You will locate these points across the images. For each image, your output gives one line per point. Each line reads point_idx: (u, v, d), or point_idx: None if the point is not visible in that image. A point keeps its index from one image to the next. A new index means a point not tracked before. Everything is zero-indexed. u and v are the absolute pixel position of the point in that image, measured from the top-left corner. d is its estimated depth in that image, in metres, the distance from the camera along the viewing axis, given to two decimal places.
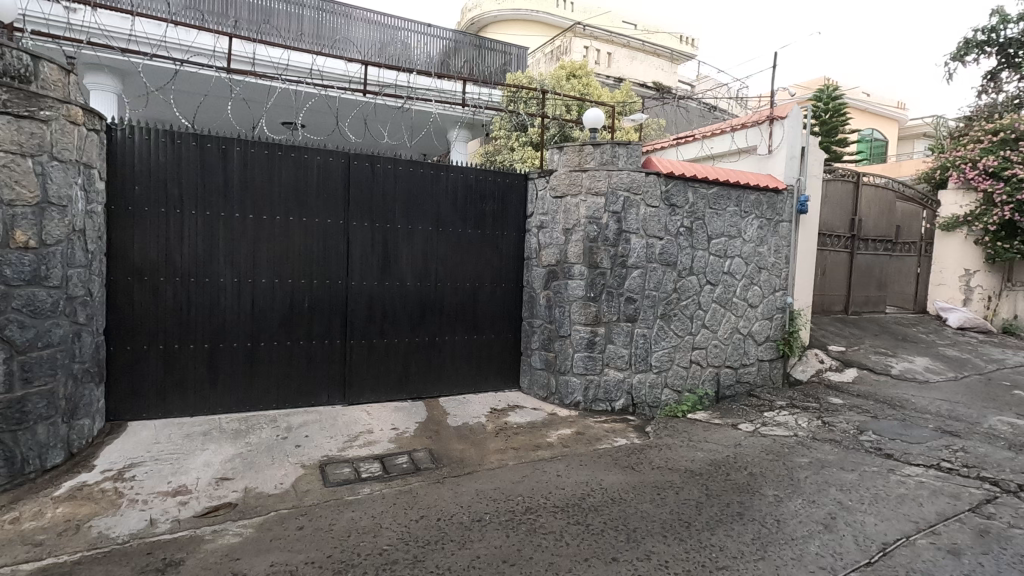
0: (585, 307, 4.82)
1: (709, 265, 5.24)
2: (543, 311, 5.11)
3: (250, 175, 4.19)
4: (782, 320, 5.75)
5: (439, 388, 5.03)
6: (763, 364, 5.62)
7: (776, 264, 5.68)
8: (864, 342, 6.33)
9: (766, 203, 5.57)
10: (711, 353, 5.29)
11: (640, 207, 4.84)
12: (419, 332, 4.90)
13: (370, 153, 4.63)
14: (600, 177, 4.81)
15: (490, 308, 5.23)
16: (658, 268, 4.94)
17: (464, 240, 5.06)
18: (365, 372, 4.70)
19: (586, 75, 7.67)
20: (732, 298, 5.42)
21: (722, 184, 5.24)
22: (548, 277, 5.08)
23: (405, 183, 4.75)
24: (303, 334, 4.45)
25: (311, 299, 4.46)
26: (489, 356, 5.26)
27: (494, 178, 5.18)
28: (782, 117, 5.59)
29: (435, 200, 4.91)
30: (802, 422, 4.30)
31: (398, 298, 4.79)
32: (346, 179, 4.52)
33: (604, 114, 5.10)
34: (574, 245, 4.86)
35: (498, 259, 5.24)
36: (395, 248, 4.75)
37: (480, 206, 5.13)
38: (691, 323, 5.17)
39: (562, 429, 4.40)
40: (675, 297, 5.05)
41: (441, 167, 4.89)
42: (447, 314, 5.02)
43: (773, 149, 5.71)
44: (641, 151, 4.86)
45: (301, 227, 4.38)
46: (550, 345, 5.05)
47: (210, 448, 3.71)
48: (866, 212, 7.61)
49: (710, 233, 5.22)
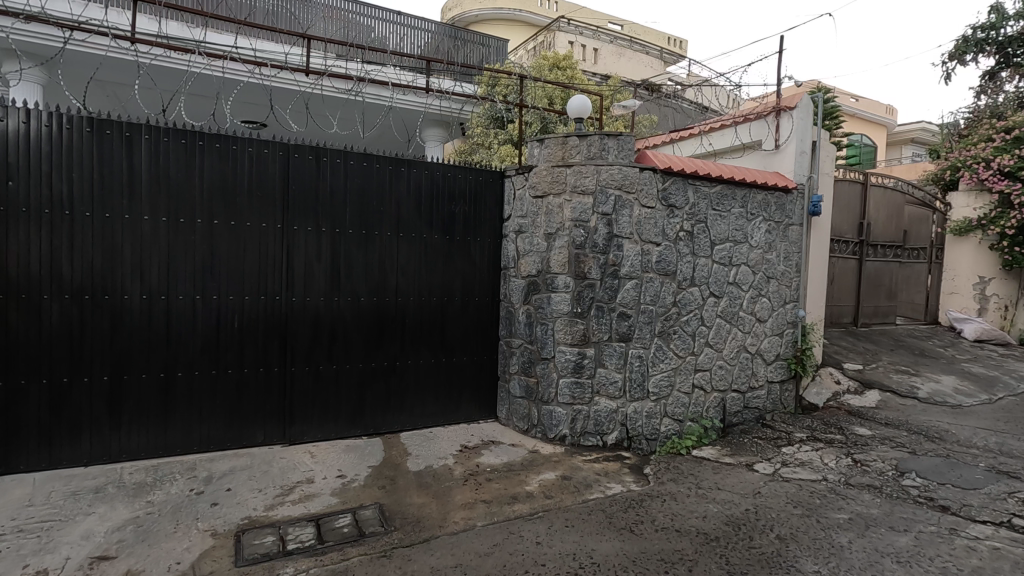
0: (571, 325, 4.12)
1: (712, 274, 4.58)
2: (523, 329, 4.40)
3: (161, 169, 3.44)
4: (794, 336, 5.12)
5: (400, 420, 4.29)
6: (773, 387, 4.97)
7: (786, 273, 5.05)
8: (881, 358, 5.69)
9: (775, 204, 4.94)
10: (715, 376, 4.62)
11: (635, 207, 4.17)
12: (376, 356, 4.16)
13: (314, 144, 3.91)
14: (587, 174, 4.13)
15: (461, 325, 4.50)
16: (655, 278, 4.27)
17: (430, 247, 4.34)
18: (311, 405, 3.95)
19: (573, 68, 7.04)
20: (739, 312, 4.77)
21: (727, 182, 4.60)
22: (528, 290, 4.38)
23: (358, 181, 4.03)
24: (233, 361, 3.69)
25: (241, 319, 3.70)
26: (461, 382, 4.53)
27: (464, 175, 4.48)
28: (791, 107, 4.97)
29: (395, 202, 4.18)
30: (829, 460, 3.62)
31: (350, 317, 4.04)
32: (286, 176, 3.80)
33: (592, 101, 4.43)
34: (558, 253, 4.17)
35: (471, 268, 4.53)
36: (347, 257, 4.01)
37: (448, 208, 4.42)
38: (693, 341, 4.49)
39: (544, 473, 3.68)
40: (674, 312, 4.37)
41: (402, 162, 4.19)
42: (410, 334, 4.28)
43: (781, 143, 5.10)
44: (635, 144, 4.21)
45: (229, 233, 3.64)
46: (531, 369, 4.34)
47: (98, 512, 2.92)
48: (874, 215, 7.03)
49: (713, 237, 4.57)
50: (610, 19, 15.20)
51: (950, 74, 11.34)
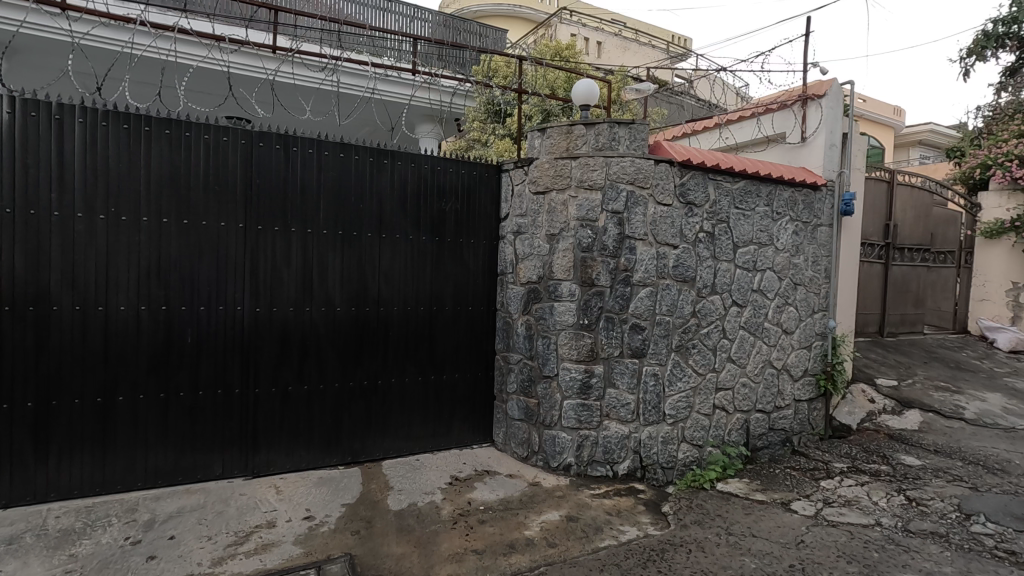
0: (577, 340, 3.62)
1: (735, 281, 4.08)
2: (522, 342, 3.89)
3: (98, 158, 2.95)
4: (824, 349, 4.61)
5: (382, 446, 3.78)
6: (800, 406, 4.47)
7: (814, 278, 4.55)
8: (917, 373, 5.18)
9: (802, 202, 4.44)
10: (738, 395, 4.13)
11: (649, 204, 3.67)
12: (355, 374, 3.65)
13: (283, 131, 3.41)
14: (594, 166, 3.63)
15: (452, 338, 3.99)
16: (672, 285, 3.76)
17: (417, 250, 3.83)
18: (280, 431, 3.44)
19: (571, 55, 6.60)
20: (763, 322, 4.27)
21: (751, 177, 4.10)
22: (527, 298, 3.87)
23: (334, 175, 3.53)
24: (186, 382, 3.18)
25: (195, 333, 3.19)
26: (451, 401, 4.02)
27: (455, 169, 3.98)
28: (820, 96, 4.50)
29: (377, 199, 3.68)
30: (878, 499, 3.11)
31: (324, 330, 3.53)
32: (251, 168, 3.30)
33: (599, 86, 3.94)
34: (561, 257, 3.67)
35: (464, 273, 4.03)
36: (321, 261, 3.50)
37: (438, 205, 3.91)
38: (713, 356, 3.99)
39: (547, 512, 3.16)
40: (693, 324, 3.87)
41: (384, 153, 3.69)
42: (393, 348, 3.77)
43: (808, 136, 4.62)
44: (648, 133, 3.72)
45: (180, 233, 3.14)
46: (532, 389, 3.83)
47: (5, 570, 2.39)
48: (901, 216, 6.52)
49: (736, 239, 4.07)
50: (612, 13, 14.74)
51: (968, 70, 10.82)
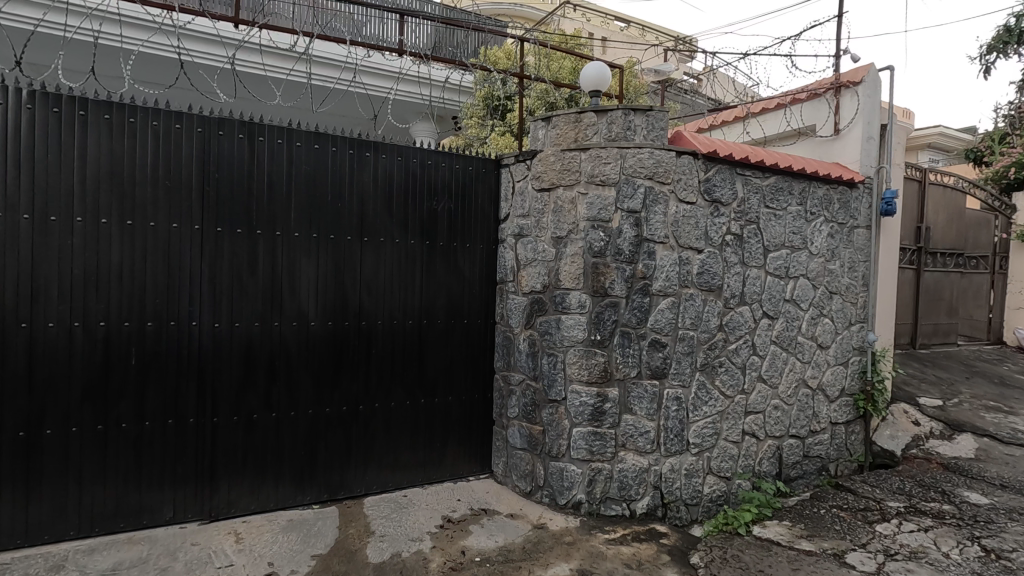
0: (587, 358, 3.15)
1: (766, 289, 3.61)
2: (525, 361, 3.40)
3: (20, 146, 2.48)
4: (862, 365, 4.13)
5: (363, 480, 3.29)
6: (837, 430, 4.00)
7: (851, 286, 4.07)
8: (961, 390, 4.69)
9: (838, 201, 3.96)
10: (770, 420, 3.65)
11: (670, 202, 3.20)
12: (332, 398, 3.17)
13: (248, 119, 2.94)
14: (608, 159, 3.16)
15: (446, 357, 3.52)
16: (696, 295, 3.29)
17: (405, 255, 3.36)
18: (244, 467, 2.96)
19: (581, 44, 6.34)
20: (796, 336, 3.79)
21: (782, 172, 3.64)
22: (531, 310, 3.39)
23: (308, 169, 3.06)
24: (130, 411, 2.71)
25: (141, 353, 2.72)
26: (444, 427, 3.53)
27: (448, 165, 3.51)
28: (855, 83, 4.06)
29: (358, 197, 3.21)
30: (949, 550, 2.63)
31: (297, 350, 3.06)
32: (209, 161, 2.84)
33: (611, 71, 3.48)
34: (569, 263, 3.19)
35: (458, 282, 3.55)
36: (292, 268, 3.03)
37: (429, 205, 3.44)
38: (742, 376, 3.51)
39: (555, 564, 2.68)
40: (720, 339, 3.40)
41: (366, 146, 3.22)
42: (377, 367, 3.29)
43: (842, 128, 4.16)
44: (667, 122, 3.27)
45: (123, 236, 2.67)
46: (536, 414, 3.35)
47: None
48: (933, 218, 6.04)
49: (767, 242, 3.60)
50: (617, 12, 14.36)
51: (990, 67, 10.32)
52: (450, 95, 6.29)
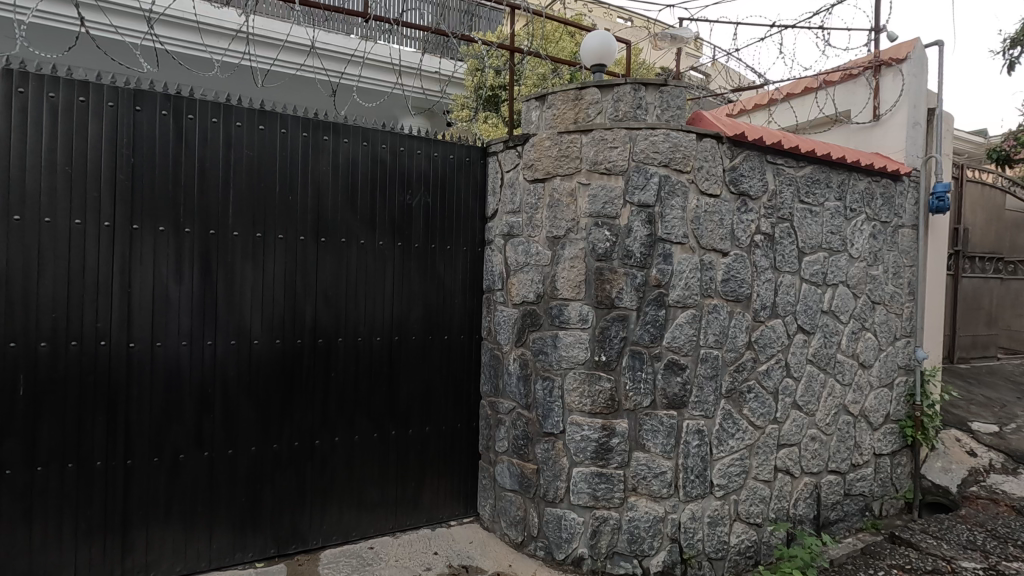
0: (590, 385, 2.60)
1: (801, 299, 3.05)
2: (516, 386, 2.85)
3: None
4: (909, 387, 3.57)
5: (321, 529, 2.73)
6: (881, 463, 3.44)
7: (896, 295, 3.51)
8: (1017, 413, 4.12)
9: (881, 195, 3.40)
10: (807, 454, 3.09)
11: (689, 195, 2.66)
12: (282, 431, 2.62)
13: (174, 91, 2.39)
14: (614, 142, 2.61)
15: (422, 380, 2.97)
16: (721, 306, 2.74)
17: (372, 259, 2.81)
18: (169, 519, 2.40)
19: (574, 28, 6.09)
20: (836, 354, 3.23)
21: (819, 160, 3.09)
22: (523, 324, 2.83)
23: (250, 156, 2.53)
24: (18, 454, 2.16)
25: (31, 380, 2.16)
26: (419, 462, 2.98)
27: (424, 152, 2.97)
28: (898, 61, 3.54)
29: (314, 189, 2.67)
30: None
31: (236, 374, 2.52)
32: (123, 143, 2.29)
33: (617, 40, 2.95)
34: (568, 269, 2.64)
35: (437, 291, 3.01)
36: (232, 275, 2.49)
37: (401, 199, 2.89)
38: (775, 404, 2.95)
39: None
40: (749, 359, 2.85)
41: (324, 128, 2.68)
42: (338, 393, 2.74)
43: (882, 113, 3.63)
44: (684, 99, 2.73)
45: (6, 234, 2.12)
46: (528, 450, 2.80)
47: None
48: (970, 218, 5.46)
49: (802, 243, 3.05)
50: None
51: (1014, 62, 9.76)
52: (428, 85, 5.84)
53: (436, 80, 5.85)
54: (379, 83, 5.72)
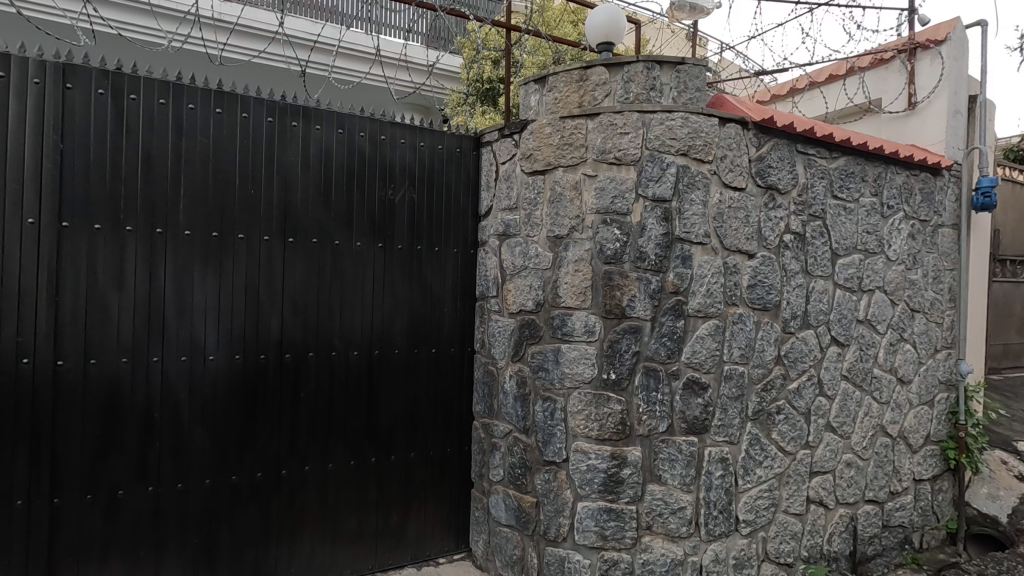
0: (597, 407, 2.25)
1: (835, 307, 2.70)
2: (513, 408, 2.50)
3: None
4: (950, 405, 3.21)
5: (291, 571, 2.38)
6: (921, 489, 3.08)
7: (936, 302, 3.15)
8: None
9: (920, 191, 3.06)
10: (842, 482, 2.73)
11: (711, 188, 2.32)
12: (242, 460, 2.28)
13: (112, 66, 2.05)
14: (625, 128, 2.27)
15: (406, 399, 2.62)
16: (747, 316, 2.39)
17: (348, 261, 2.47)
18: (106, 567, 2.05)
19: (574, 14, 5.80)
20: (873, 369, 2.87)
21: (854, 150, 2.75)
22: (521, 336, 2.48)
23: (205, 144, 2.19)
24: None
25: None
26: (404, 492, 2.63)
27: (409, 142, 2.63)
28: (937, 43, 3.22)
29: (280, 182, 2.33)
30: None
31: (187, 395, 2.17)
32: (51, 128, 1.94)
33: (626, 15, 2.61)
34: (571, 273, 2.30)
35: (424, 298, 2.66)
36: (183, 281, 2.15)
37: (383, 194, 2.56)
38: (807, 426, 2.60)
39: None
40: (778, 376, 2.49)
41: (292, 112, 2.35)
42: (309, 415, 2.40)
43: (918, 101, 3.30)
44: (704, 80, 2.39)
45: None
46: (527, 481, 2.45)
47: None
48: (1003, 219, 5.09)
49: (836, 244, 2.70)
50: None
51: None
52: (418, 78, 5.54)
53: (425, 72, 5.59)
54: (365, 76, 5.42)
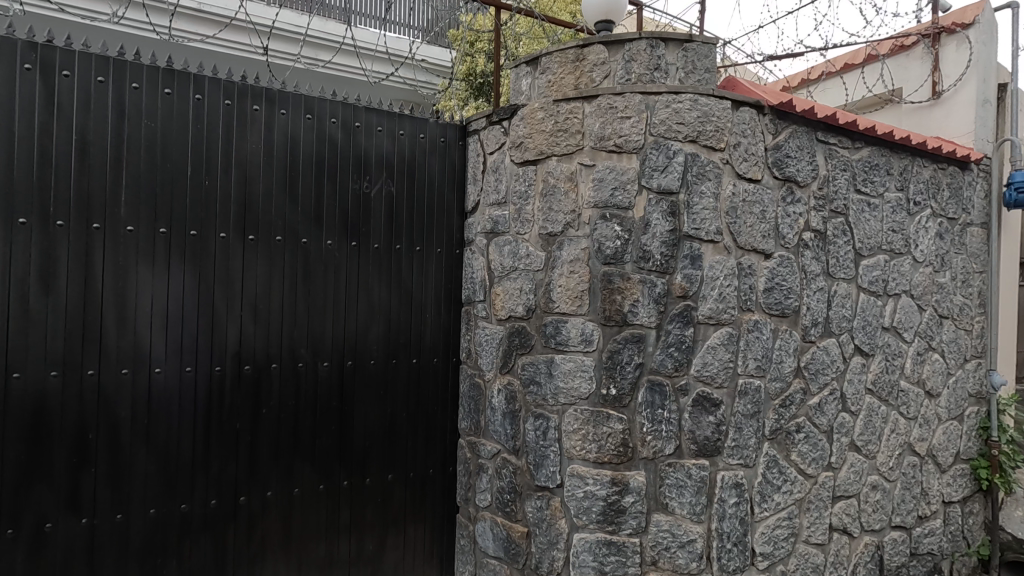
0: (595, 426, 1.99)
1: (859, 313, 2.44)
2: (501, 426, 2.24)
3: None
4: (981, 419, 2.94)
5: None
6: (951, 513, 2.81)
7: (966, 308, 2.89)
8: None
9: (947, 186, 2.80)
10: (868, 507, 2.47)
11: (723, 179, 2.06)
12: (193, 486, 2.01)
13: (41, 38, 1.80)
14: (626, 112, 2.01)
15: (383, 415, 2.36)
16: (763, 323, 2.13)
17: (316, 262, 2.21)
18: None
19: (573, 5, 5.56)
20: (899, 381, 2.61)
21: (878, 140, 2.50)
22: (510, 345, 2.22)
23: (152, 128, 1.94)
24: None
25: None
26: (380, 518, 2.36)
27: (387, 130, 2.38)
28: (964, 26, 2.98)
29: (240, 173, 2.08)
30: None
31: (129, 414, 1.91)
32: None
33: None
34: (565, 275, 2.05)
35: (403, 302, 2.41)
36: (124, 283, 1.89)
37: (357, 186, 2.30)
38: (829, 446, 2.33)
39: None
40: (798, 390, 2.23)
41: (254, 95, 2.10)
42: (271, 434, 2.14)
43: (943, 90, 3.06)
44: (714, 60, 2.14)
45: None
46: (516, 509, 2.19)
47: None
48: None
49: (859, 244, 2.44)
50: None
51: None
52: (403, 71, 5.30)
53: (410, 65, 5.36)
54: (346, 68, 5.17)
